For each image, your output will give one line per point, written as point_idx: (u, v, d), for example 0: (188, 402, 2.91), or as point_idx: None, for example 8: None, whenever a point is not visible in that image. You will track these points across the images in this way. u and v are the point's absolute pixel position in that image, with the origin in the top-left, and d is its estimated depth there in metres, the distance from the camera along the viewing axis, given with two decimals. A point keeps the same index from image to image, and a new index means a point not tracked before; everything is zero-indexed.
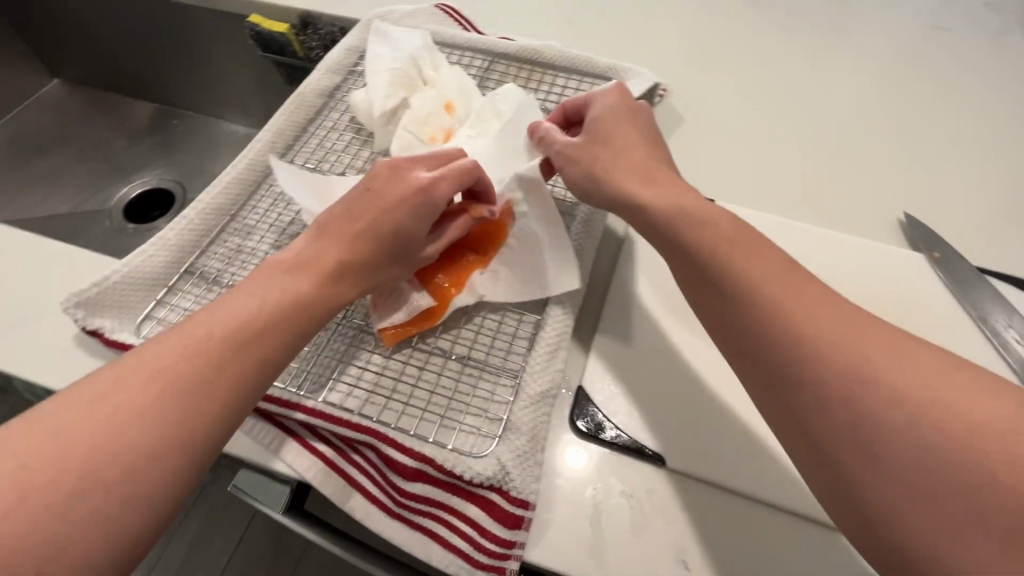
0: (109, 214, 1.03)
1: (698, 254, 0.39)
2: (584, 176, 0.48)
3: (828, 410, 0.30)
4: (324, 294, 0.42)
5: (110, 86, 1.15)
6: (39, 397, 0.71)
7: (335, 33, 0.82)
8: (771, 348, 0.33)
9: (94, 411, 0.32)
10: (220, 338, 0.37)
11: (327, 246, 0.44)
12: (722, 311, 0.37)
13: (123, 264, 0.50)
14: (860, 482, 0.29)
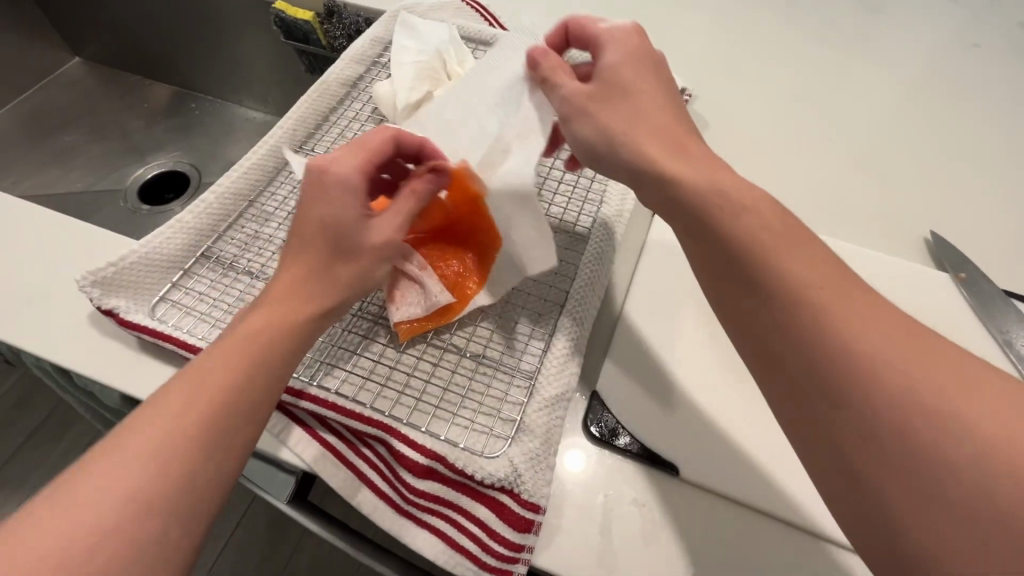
0: (124, 195, 1.04)
1: (735, 244, 0.35)
2: (595, 134, 0.44)
3: (858, 424, 0.29)
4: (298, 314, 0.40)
5: (131, 67, 1.15)
6: (48, 373, 0.71)
7: (360, 24, 0.81)
8: (806, 354, 0.31)
9: (100, 486, 0.31)
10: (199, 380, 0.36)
11: (296, 256, 0.42)
12: (749, 308, 0.34)
13: (140, 244, 0.49)
14: (892, 506, 0.28)
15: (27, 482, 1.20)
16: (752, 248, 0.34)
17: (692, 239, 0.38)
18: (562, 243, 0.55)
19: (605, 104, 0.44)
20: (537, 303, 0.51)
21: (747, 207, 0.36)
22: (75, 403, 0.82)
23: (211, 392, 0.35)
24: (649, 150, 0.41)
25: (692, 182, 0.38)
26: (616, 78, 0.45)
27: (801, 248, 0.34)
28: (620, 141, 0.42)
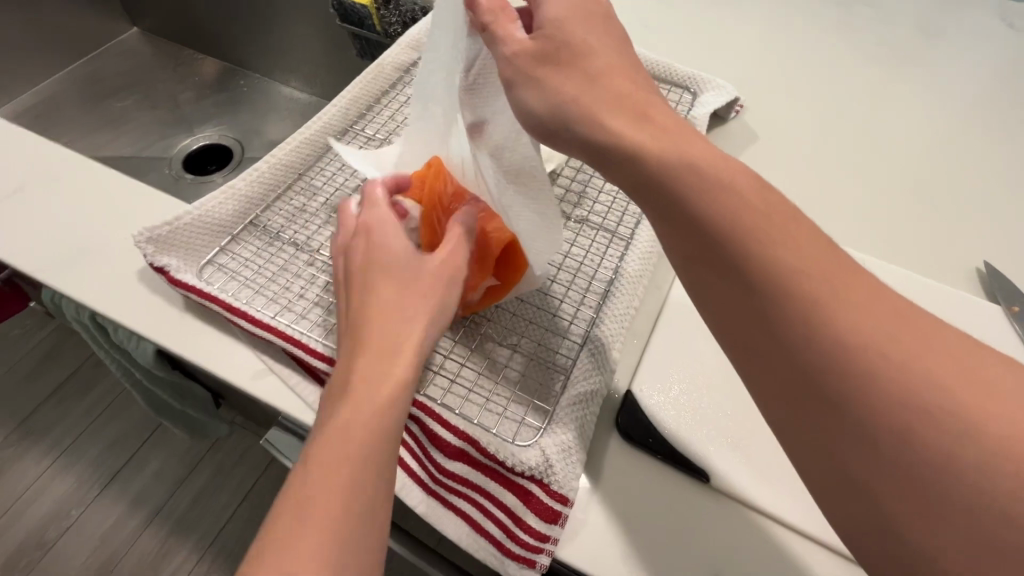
0: (169, 162, 1.06)
1: (709, 231, 0.32)
2: (547, 111, 0.38)
3: (860, 422, 0.27)
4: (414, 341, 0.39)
5: (184, 41, 1.18)
6: (87, 328, 0.74)
7: (415, 12, 0.82)
8: (804, 347, 0.28)
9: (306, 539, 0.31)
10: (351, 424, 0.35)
11: (387, 287, 0.41)
12: (731, 294, 0.31)
13: (194, 206, 0.51)
14: (902, 509, 0.26)
15: (49, 434, 1.24)
16: (730, 223, 0.31)
17: (661, 222, 0.34)
18: (605, 242, 0.55)
19: (561, 68, 0.38)
20: (575, 298, 0.51)
21: (725, 183, 0.32)
22: (108, 359, 0.84)
23: (338, 472, 0.33)
24: (612, 120, 0.36)
25: (661, 153, 0.34)
26: (560, 33, 0.39)
27: (781, 223, 0.31)
28: (570, 115, 0.37)
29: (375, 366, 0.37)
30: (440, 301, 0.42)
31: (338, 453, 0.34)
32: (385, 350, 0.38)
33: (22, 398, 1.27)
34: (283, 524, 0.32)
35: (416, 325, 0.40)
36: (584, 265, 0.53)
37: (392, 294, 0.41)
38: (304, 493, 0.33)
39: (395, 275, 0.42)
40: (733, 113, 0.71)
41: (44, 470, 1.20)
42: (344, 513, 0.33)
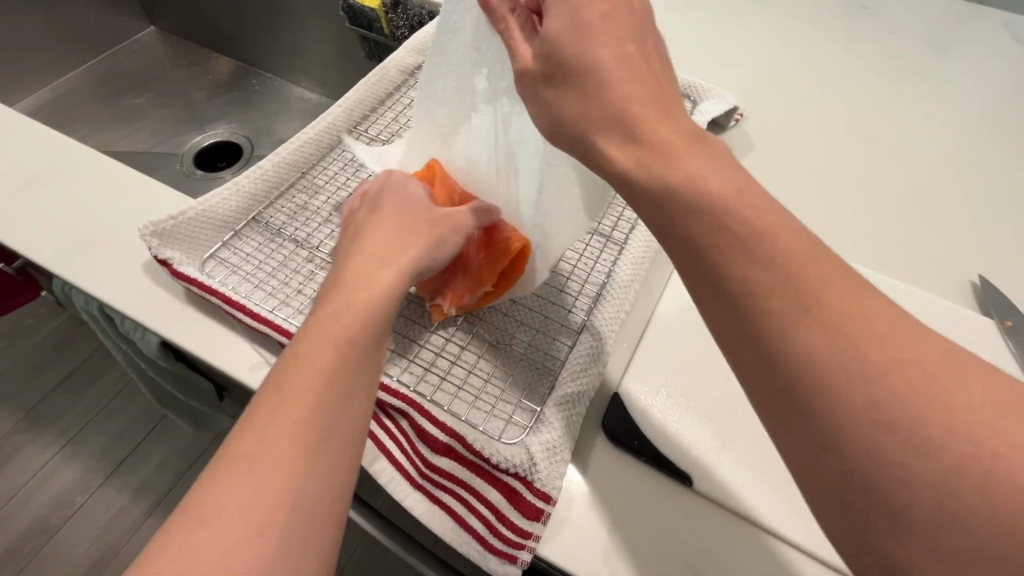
0: (181, 159, 1.09)
1: None
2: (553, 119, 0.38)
3: (834, 455, 0.25)
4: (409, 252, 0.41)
5: (199, 40, 1.20)
6: (95, 318, 0.76)
7: (423, 16, 0.83)
8: (780, 372, 0.26)
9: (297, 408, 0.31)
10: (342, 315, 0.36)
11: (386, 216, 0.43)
12: (706, 308, 0.28)
13: (199, 202, 0.52)
14: (879, 539, 0.24)
15: (57, 422, 1.26)
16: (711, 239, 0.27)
17: None
18: (599, 246, 0.55)
19: None
20: (568, 300, 0.51)
21: None
22: (114, 350, 0.86)
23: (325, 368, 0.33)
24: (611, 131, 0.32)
25: None
26: None
27: (778, 237, 0.27)
28: None
29: (360, 289, 0.37)
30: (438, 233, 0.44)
31: (320, 377, 0.32)
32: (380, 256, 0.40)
33: (31, 387, 1.30)
34: (252, 447, 0.30)
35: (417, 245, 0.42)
36: (578, 269, 0.54)
37: (391, 229, 0.42)
38: (276, 414, 0.31)
39: (402, 214, 0.44)
40: (733, 122, 0.71)
41: (50, 457, 1.22)
42: (322, 438, 0.31)
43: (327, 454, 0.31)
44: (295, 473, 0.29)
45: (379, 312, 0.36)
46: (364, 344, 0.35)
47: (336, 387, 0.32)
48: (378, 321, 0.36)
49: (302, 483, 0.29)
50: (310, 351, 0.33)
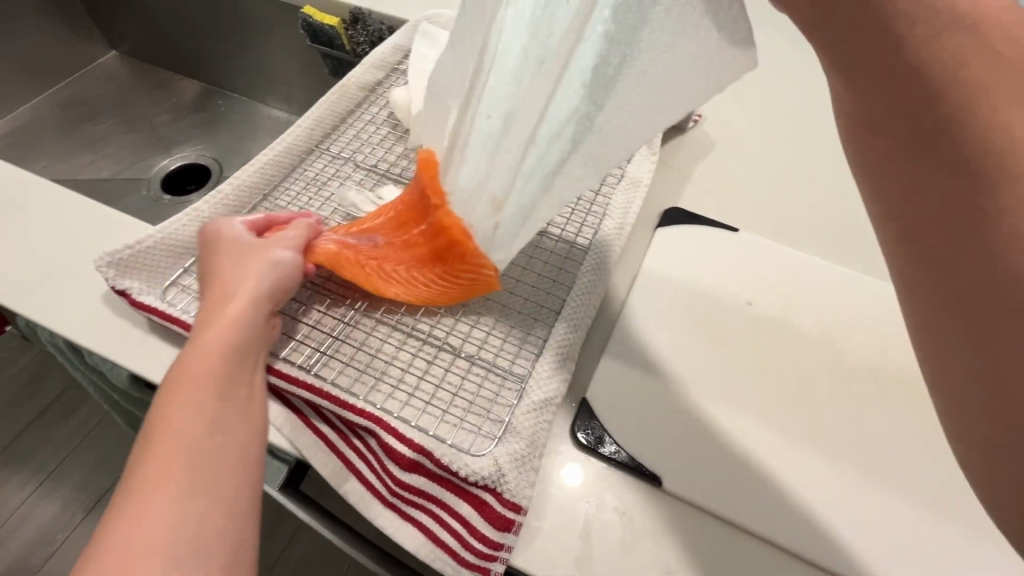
0: (148, 184, 1.07)
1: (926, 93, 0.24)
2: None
3: None
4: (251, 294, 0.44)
5: (162, 63, 1.19)
6: (63, 353, 0.74)
7: (382, 31, 0.83)
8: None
9: (161, 446, 0.35)
10: (200, 361, 0.39)
11: (224, 265, 0.46)
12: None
13: (157, 230, 0.52)
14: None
15: (34, 459, 1.23)
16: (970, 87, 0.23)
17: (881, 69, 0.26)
18: (563, 252, 0.56)
19: None
20: (532, 310, 0.52)
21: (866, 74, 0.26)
22: (82, 381, 0.84)
23: (181, 412, 0.37)
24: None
25: None
26: None
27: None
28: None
29: (206, 339, 0.41)
30: (276, 271, 0.46)
31: (192, 376, 0.39)
32: (223, 295, 0.44)
33: (7, 423, 1.27)
34: (136, 488, 0.33)
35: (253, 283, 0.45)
36: (544, 275, 0.54)
37: (230, 275, 0.45)
38: (160, 415, 0.37)
39: (223, 249, 0.48)
40: (692, 122, 0.71)
41: (28, 496, 1.19)
42: (207, 411, 0.37)
43: (210, 461, 0.36)
44: (189, 470, 0.35)
45: (235, 334, 0.42)
46: (224, 384, 0.39)
47: (201, 375, 0.39)
48: (223, 357, 0.40)
49: (170, 515, 0.33)
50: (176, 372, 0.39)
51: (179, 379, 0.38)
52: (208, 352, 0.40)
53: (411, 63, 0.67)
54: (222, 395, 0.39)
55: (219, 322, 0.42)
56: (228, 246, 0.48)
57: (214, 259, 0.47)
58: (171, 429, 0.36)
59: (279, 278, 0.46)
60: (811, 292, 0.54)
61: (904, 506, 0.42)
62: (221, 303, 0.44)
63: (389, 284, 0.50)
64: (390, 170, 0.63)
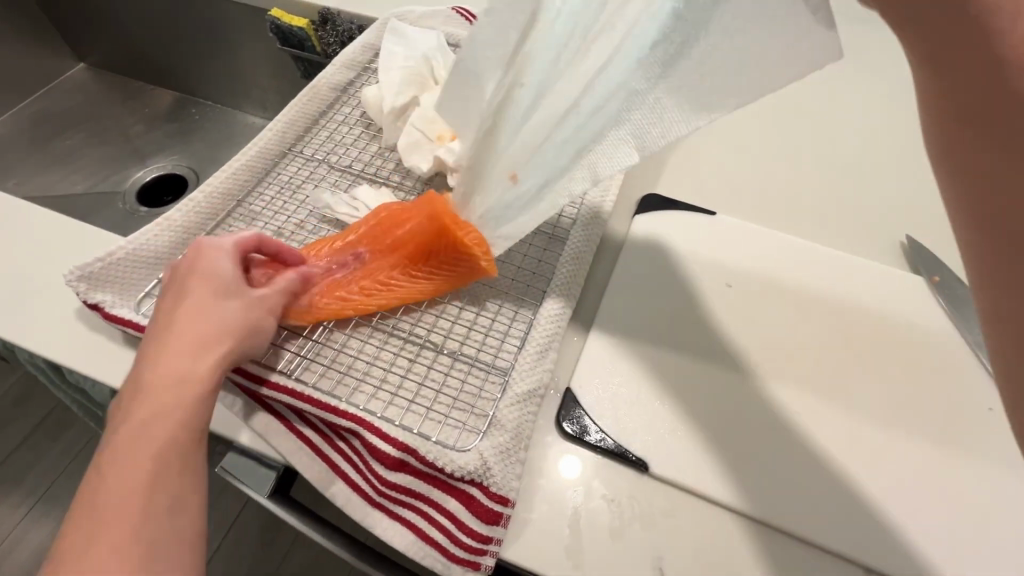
0: (124, 197, 1.05)
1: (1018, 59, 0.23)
2: None
3: None
4: (225, 350, 0.41)
5: (133, 74, 1.18)
6: (45, 371, 0.73)
7: (353, 30, 0.82)
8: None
9: (111, 529, 0.33)
10: (166, 429, 0.37)
11: (197, 301, 0.42)
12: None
13: (128, 240, 0.51)
14: None
15: (25, 481, 1.21)
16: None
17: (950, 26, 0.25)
18: (542, 244, 0.56)
19: None
20: (513, 302, 0.52)
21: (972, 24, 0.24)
22: (65, 400, 0.83)
23: (137, 489, 0.35)
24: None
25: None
26: None
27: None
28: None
29: (169, 399, 0.38)
30: (255, 322, 0.44)
31: (150, 441, 0.36)
32: (193, 343, 0.40)
33: None
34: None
35: (229, 336, 0.42)
36: (523, 267, 0.54)
37: (201, 318, 0.42)
38: (110, 477, 0.35)
39: (191, 280, 0.44)
40: None
41: (21, 519, 1.17)
42: (168, 489, 0.36)
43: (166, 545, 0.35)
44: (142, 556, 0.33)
45: (202, 399, 0.39)
46: (187, 455, 0.38)
47: (160, 438, 0.37)
48: (190, 425, 0.38)
49: None
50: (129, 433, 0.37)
51: (137, 448, 0.36)
52: (172, 417, 0.38)
53: (382, 60, 0.66)
54: (184, 468, 0.37)
55: (188, 379, 0.39)
56: (200, 277, 0.44)
57: (183, 289, 0.43)
58: (125, 509, 0.34)
59: (256, 329, 0.44)
60: (787, 273, 0.55)
61: (879, 478, 0.44)
62: (189, 352, 0.40)
63: (390, 295, 0.50)
64: (365, 170, 0.62)
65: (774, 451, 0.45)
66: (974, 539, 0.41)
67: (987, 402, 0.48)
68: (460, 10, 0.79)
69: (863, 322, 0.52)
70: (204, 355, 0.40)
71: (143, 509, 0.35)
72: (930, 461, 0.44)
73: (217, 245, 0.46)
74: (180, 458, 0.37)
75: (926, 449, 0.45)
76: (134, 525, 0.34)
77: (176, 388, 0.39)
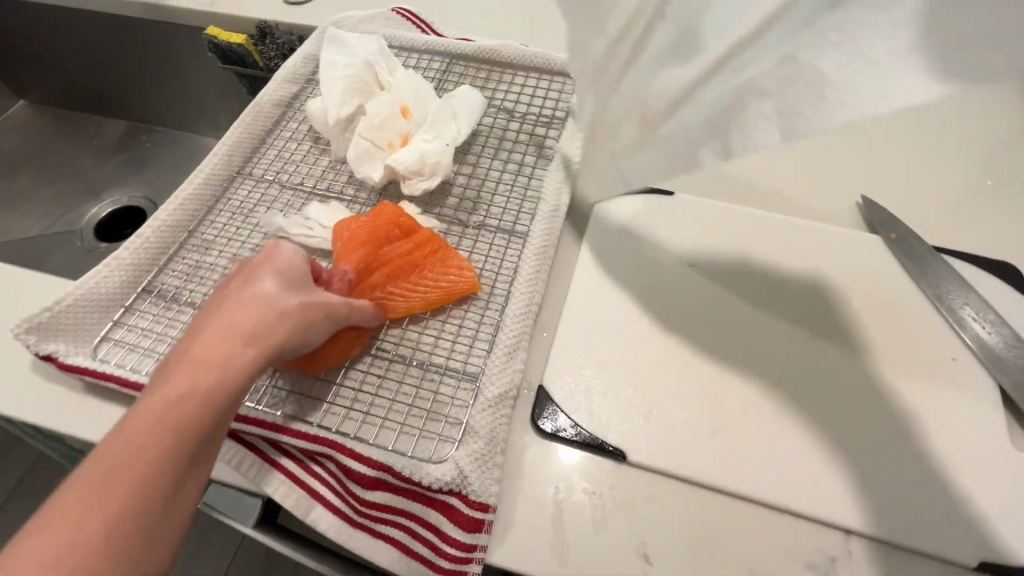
0: (81, 234, 1.02)
1: None
2: None
3: None
4: (278, 345, 0.38)
5: (77, 106, 1.14)
6: (16, 425, 0.71)
7: (293, 41, 0.80)
8: None
9: (103, 496, 0.30)
10: (202, 413, 0.33)
11: (270, 285, 0.40)
12: None
13: (77, 285, 0.50)
14: None
15: None
16: None
17: None
18: (503, 243, 0.56)
19: None
20: (480, 305, 0.51)
21: None
22: (41, 450, 0.81)
23: (146, 470, 0.31)
24: None
25: None
26: None
27: None
28: None
29: (213, 380, 0.34)
30: (312, 327, 0.41)
31: (184, 416, 0.33)
32: (255, 325, 0.37)
33: None
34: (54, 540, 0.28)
35: (285, 331, 0.38)
36: (486, 268, 0.54)
37: (267, 301, 0.39)
38: (151, 504, 0.31)
39: (269, 268, 0.41)
40: None
41: None
42: (172, 478, 0.32)
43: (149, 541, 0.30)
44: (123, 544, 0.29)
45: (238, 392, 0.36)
46: (204, 447, 0.34)
47: (190, 471, 0.33)
48: (221, 416, 0.35)
49: None
50: (164, 402, 0.33)
51: (167, 424, 0.32)
52: (211, 401, 0.34)
53: (322, 70, 0.65)
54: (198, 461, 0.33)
55: (239, 363, 0.36)
56: (279, 267, 0.42)
57: (256, 274, 0.41)
58: (130, 481, 0.30)
59: (309, 334, 0.41)
60: (748, 246, 0.56)
61: (853, 438, 0.44)
62: (245, 331, 0.37)
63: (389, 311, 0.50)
64: (318, 186, 0.61)
65: (749, 425, 0.45)
66: (946, 489, 0.42)
67: (951, 351, 0.48)
68: (400, 10, 0.78)
69: (826, 286, 0.53)
70: (261, 341, 0.37)
71: (145, 496, 0.31)
72: (899, 418, 0.45)
73: (301, 250, 0.44)
74: (198, 451, 0.33)
75: (895, 407, 0.46)
76: (130, 503, 0.30)
77: (226, 368, 0.35)
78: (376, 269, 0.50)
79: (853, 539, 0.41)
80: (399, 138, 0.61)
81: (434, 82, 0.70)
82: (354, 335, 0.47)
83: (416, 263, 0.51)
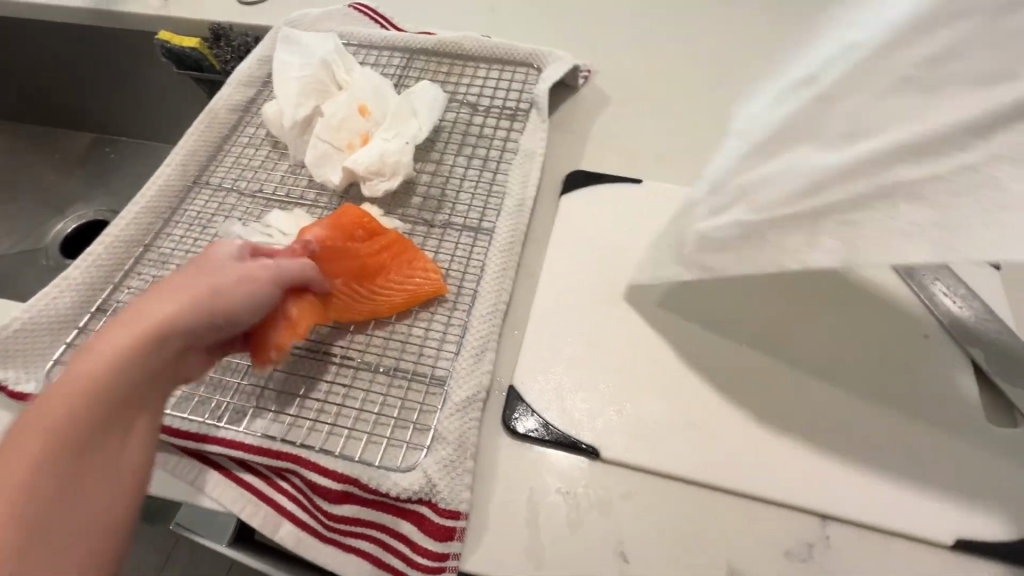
0: (45, 252, 0.99)
1: None
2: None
3: None
4: (182, 320, 0.34)
5: (35, 120, 1.10)
6: None
7: (249, 42, 0.77)
8: None
9: None
10: (91, 401, 0.29)
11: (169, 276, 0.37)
12: None
13: (25, 308, 0.48)
14: None
15: None
16: None
17: None
18: (469, 241, 0.54)
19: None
20: (447, 306, 0.50)
21: None
22: None
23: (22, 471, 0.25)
24: None
25: None
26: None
27: None
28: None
29: (102, 363, 0.30)
30: (229, 300, 0.37)
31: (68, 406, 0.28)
32: (151, 307, 0.34)
33: None
34: None
35: (189, 306, 0.35)
36: (451, 267, 0.52)
37: (166, 287, 0.36)
38: (28, 511, 0.25)
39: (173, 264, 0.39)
40: (581, 79, 0.68)
41: None
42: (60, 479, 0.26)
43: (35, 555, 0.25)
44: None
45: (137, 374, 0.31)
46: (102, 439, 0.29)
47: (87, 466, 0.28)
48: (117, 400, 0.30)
49: None
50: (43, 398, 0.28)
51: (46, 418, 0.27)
52: (101, 384, 0.29)
53: (275, 73, 0.63)
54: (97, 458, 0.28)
55: (130, 342, 0.31)
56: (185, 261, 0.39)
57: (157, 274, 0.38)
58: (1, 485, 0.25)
59: (224, 308, 0.37)
60: None
61: (828, 422, 0.44)
62: (137, 313, 0.33)
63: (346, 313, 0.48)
64: (277, 192, 0.59)
65: (724, 415, 0.44)
66: (921, 468, 0.42)
67: (923, 328, 0.48)
68: (357, 5, 0.75)
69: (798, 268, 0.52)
70: (158, 316, 0.33)
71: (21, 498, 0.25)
72: (873, 399, 0.45)
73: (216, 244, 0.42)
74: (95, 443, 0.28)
75: (869, 387, 0.45)
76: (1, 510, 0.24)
77: (118, 348, 0.31)
78: (336, 261, 0.47)
79: (830, 524, 0.40)
80: (359, 138, 0.59)
81: (394, 78, 0.68)
82: (291, 317, 0.43)
83: (381, 265, 0.49)
